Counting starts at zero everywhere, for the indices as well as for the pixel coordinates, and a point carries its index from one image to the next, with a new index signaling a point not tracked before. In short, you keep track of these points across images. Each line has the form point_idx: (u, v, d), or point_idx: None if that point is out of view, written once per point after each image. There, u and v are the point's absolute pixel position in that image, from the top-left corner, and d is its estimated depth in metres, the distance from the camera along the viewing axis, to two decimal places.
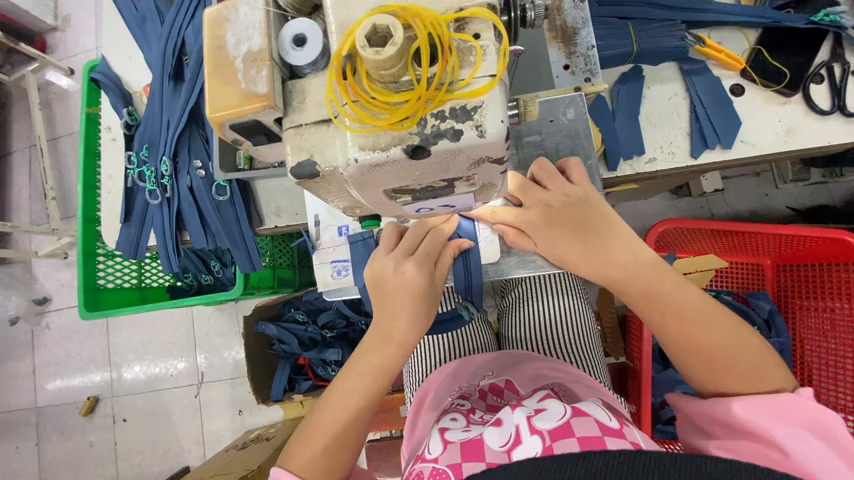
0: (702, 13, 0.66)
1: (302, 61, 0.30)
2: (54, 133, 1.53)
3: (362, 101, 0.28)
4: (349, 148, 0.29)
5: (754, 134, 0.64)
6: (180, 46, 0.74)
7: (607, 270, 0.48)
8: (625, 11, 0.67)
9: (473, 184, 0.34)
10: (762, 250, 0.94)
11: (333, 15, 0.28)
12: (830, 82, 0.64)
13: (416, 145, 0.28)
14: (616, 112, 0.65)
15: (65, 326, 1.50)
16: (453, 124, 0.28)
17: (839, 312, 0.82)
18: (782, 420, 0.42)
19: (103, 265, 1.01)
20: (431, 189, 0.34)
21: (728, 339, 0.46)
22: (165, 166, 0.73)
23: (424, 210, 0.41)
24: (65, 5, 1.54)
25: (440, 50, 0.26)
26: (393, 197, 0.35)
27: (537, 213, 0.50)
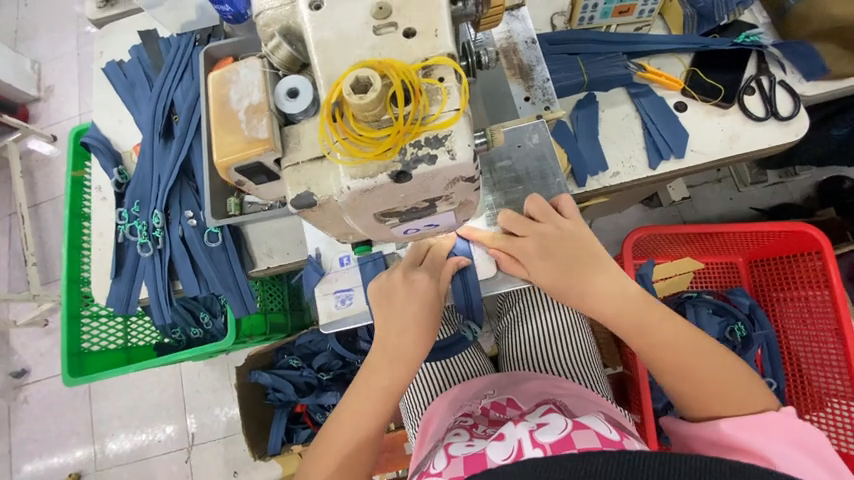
0: (639, 44, 0.74)
1: (295, 110, 0.34)
2: (35, 200, 1.54)
3: (349, 137, 0.32)
4: (341, 178, 0.32)
5: (702, 144, 0.71)
6: (169, 106, 0.79)
7: (595, 301, 0.51)
8: (571, 48, 0.75)
9: (451, 202, 0.37)
10: (734, 248, 0.99)
11: (320, 70, 0.33)
12: (761, 93, 0.72)
13: (399, 171, 0.32)
14: (578, 133, 0.71)
15: (44, 398, 1.43)
16: (428, 151, 0.32)
17: (814, 299, 0.87)
18: (771, 438, 0.45)
19: (88, 326, 0.99)
20: (416, 210, 0.37)
21: (712, 358, 0.50)
22: (156, 218, 0.75)
23: (411, 231, 0.44)
24: (48, 77, 1.60)
25: (412, 92, 0.31)
26: (383, 220, 0.38)
27: (533, 243, 0.53)
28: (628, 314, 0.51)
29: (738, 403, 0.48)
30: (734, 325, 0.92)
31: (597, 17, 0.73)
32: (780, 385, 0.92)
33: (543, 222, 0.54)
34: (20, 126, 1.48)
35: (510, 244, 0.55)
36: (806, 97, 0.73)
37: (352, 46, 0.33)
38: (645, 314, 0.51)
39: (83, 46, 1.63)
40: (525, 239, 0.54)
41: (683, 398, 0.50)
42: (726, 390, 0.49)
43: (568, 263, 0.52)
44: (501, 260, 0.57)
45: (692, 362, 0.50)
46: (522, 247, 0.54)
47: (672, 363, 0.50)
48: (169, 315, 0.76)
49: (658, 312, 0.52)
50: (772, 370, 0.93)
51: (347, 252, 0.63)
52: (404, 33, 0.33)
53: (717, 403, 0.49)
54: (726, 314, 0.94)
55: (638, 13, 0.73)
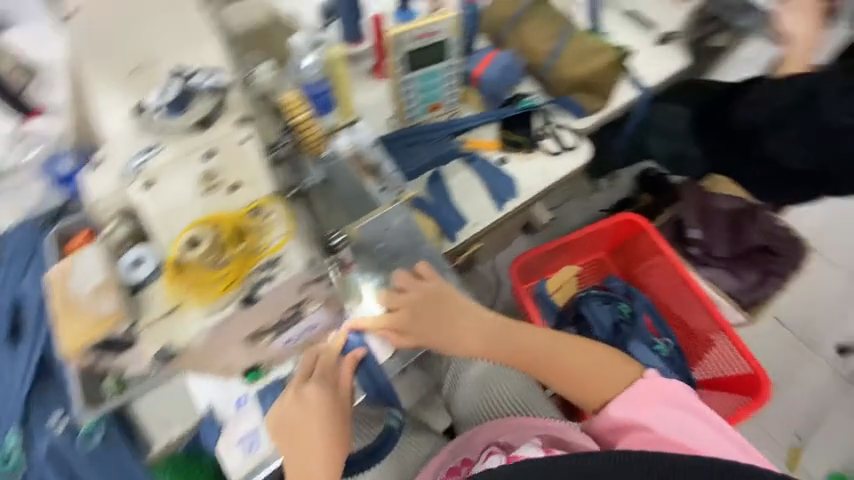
0: (455, 125, 0.91)
1: (143, 273, 0.40)
2: None
3: (194, 287, 0.40)
4: (200, 314, 0.41)
5: (527, 183, 0.89)
6: (13, 302, 0.70)
7: (453, 339, 0.65)
8: (407, 139, 0.88)
9: (312, 297, 0.46)
10: (596, 246, 1.20)
11: (162, 234, 0.39)
12: (552, 135, 0.93)
13: (249, 292, 0.41)
14: (436, 201, 0.85)
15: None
16: (268, 266, 0.41)
17: (660, 261, 1.11)
18: (640, 409, 0.62)
19: None
20: (285, 322, 0.48)
21: (585, 356, 0.67)
22: (16, 441, 0.67)
23: (284, 337, 0.52)
24: None
25: (243, 231, 0.41)
26: (262, 337, 0.47)
27: (405, 312, 0.61)
28: (513, 344, 0.67)
29: (615, 382, 0.65)
30: (621, 307, 1.10)
31: (418, 114, 0.89)
32: (674, 340, 1.10)
33: (410, 291, 0.62)
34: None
35: (391, 321, 0.62)
36: (583, 128, 0.94)
37: (186, 212, 0.39)
38: (519, 333, 0.67)
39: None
40: (400, 313, 0.61)
41: (581, 394, 0.66)
42: (604, 377, 0.66)
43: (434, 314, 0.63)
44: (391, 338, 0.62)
45: (568, 364, 0.67)
46: (401, 319, 0.62)
47: (561, 368, 0.66)
48: None
49: (539, 333, 0.68)
50: (664, 330, 1.11)
51: (239, 395, 0.62)
52: (229, 188, 0.40)
53: (599, 388, 0.65)
54: (612, 299, 1.11)
55: (446, 105, 0.90)
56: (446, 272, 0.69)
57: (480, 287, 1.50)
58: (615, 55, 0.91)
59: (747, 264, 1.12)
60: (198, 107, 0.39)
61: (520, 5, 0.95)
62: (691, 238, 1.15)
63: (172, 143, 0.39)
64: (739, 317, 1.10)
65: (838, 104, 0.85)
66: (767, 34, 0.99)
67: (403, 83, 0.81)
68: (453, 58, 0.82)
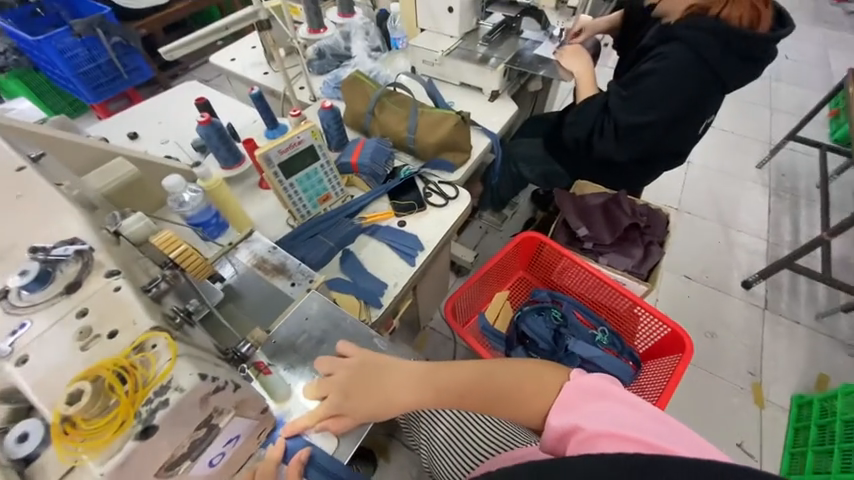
0: (350, 207, 1.00)
1: (31, 446, 0.35)
2: None
3: (84, 440, 0.33)
4: (93, 471, 0.34)
5: (428, 235, 0.99)
6: None
7: (392, 404, 0.63)
8: (310, 231, 0.95)
9: (224, 409, 0.42)
10: (513, 268, 1.33)
11: (40, 400, 0.36)
12: (435, 192, 1.08)
13: (141, 428, 0.35)
14: (353, 278, 0.91)
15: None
16: (159, 399, 0.36)
17: (567, 263, 1.24)
18: (584, 411, 0.54)
19: None
20: (196, 443, 0.40)
21: (512, 377, 0.65)
22: None
23: (216, 461, 0.45)
24: None
25: (127, 371, 0.36)
26: (173, 470, 0.39)
27: (335, 395, 0.61)
28: (440, 386, 0.65)
29: (544, 392, 0.62)
30: (553, 314, 1.20)
31: (311, 208, 0.98)
32: (607, 327, 1.22)
33: (336, 372, 0.62)
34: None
35: (325, 407, 0.60)
36: (456, 179, 1.12)
37: (65, 371, 0.37)
38: (444, 375, 0.66)
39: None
40: (330, 396, 0.61)
41: (519, 416, 0.63)
42: (534, 388, 0.63)
43: (361, 387, 0.62)
44: (330, 426, 0.60)
45: (498, 385, 0.65)
46: (333, 404, 0.60)
47: (492, 397, 0.65)
48: None
49: (464, 367, 0.68)
50: (595, 320, 1.22)
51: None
52: (110, 335, 0.39)
53: (531, 399, 0.62)
54: (543, 309, 1.21)
55: (334, 194, 1.01)
56: (375, 339, 0.69)
57: (435, 341, 1.53)
58: (457, 117, 1.09)
59: (630, 243, 1.33)
60: (62, 274, 0.42)
61: (370, 102, 1.17)
62: (581, 235, 1.35)
63: (41, 315, 0.40)
64: (641, 287, 1.26)
65: (621, 112, 1.12)
66: (561, 76, 1.29)
67: (286, 185, 0.91)
68: (325, 155, 0.95)
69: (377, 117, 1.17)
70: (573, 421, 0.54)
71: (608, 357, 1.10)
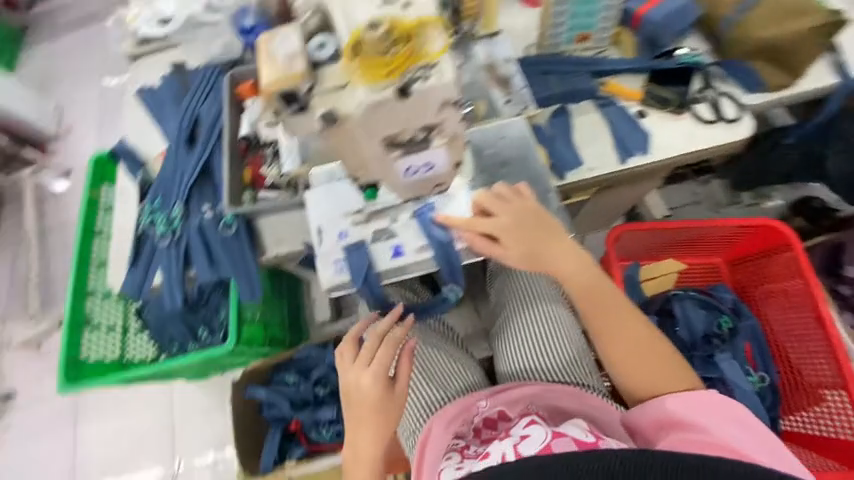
0: (602, 65, 0.84)
1: (325, 54, 0.42)
2: (44, 226, 1.75)
3: (366, 65, 0.40)
4: (361, 94, 0.40)
5: (664, 140, 0.81)
6: (195, 118, 0.88)
7: (539, 263, 0.63)
8: (546, 68, 0.84)
9: (443, 132, 0.46)
10: (714, 249, 1.07)
11: (345, 23, 0.42)
12: (708, 102, 0.83)
13: (402, 87, 0.40)
14: (555, 137, 0.81)
15: (24, 426, 1.49)
16: (421, 74, 0.40)
17: (791, 287, 0.93)
18: (699, 415, 0.60)
19: (88, 337, 1.07)
20: (413, 140, 0.46)
21: (653, 347, 0.66)
22: (176, 211, 0.85)
23: (409, 173, 0.51)
24: (68, 117, 1.91)
25: (409, 33, 0.40)
26: (388, 149, 0.46)
27: (507, 219, 0.61)
28: (597, 296, 0.66)
29: (670, 382, 0.64)
30: (719, 319, 0.99)
31: (563, 42, 0.84)
32: (772, 379, 0.96)
33: (512, 201, 0.62)
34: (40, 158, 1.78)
35: (489, 223, 0.61)
36: (750, 104, 0.84)
37: (364, 13, 0.42)
38: (601, 292, 0.67)
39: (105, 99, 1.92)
40: (496, 217, 0.61)
41: (634, 375, 0.66)
42: (664, 372, 0.65)
43: (529, 232, 0.62)
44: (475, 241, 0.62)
45: (640, 343, 0.66)
46: (496, 224, 0.61)
47: (625, 343, 0.66)
48: (180, 298, 0.85)
49: (622, 305, 0.68)
50: (762, 364, 0.96)
51: (360, 241, 0.64)
52: (403, 6, 0.42)
53: (656, 375, 0.65)
54: (712, 308, 1.00)
55: (595, 39, 0.84)
56: (549, 195, 0.65)
57: None
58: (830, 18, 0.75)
59: None
60: None
61: None
62: None
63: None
64: None
65: None
66: None
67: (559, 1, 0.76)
68: None
69: None
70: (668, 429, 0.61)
71: (751, 402, 0.89)
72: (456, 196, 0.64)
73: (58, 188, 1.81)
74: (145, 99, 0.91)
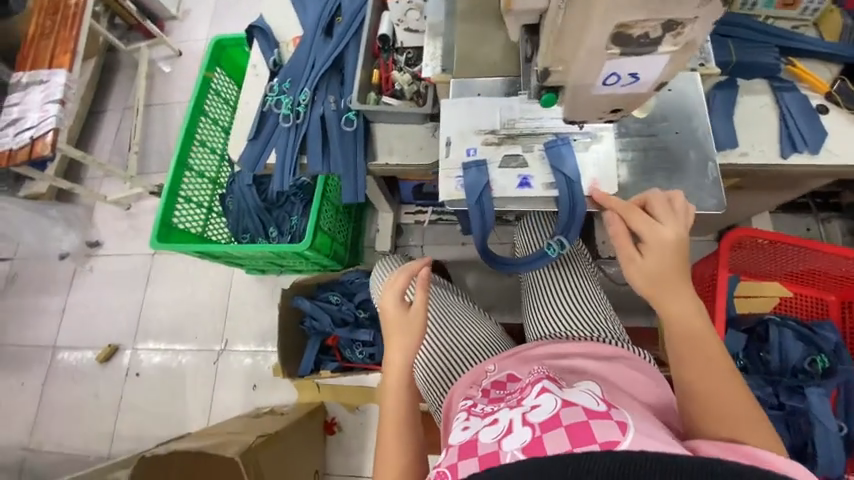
0: (793, 41, 0.73)
1: None
2: (149, 101, 1.90)
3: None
4: None
5: (838, 146, 0.71)
6: (336, 9, 0.89)
7: (660, 270, 0.51)
8: (727, 31, 0.74)
9: (681, 42, 0.34)
10: (831, 285, 0.96)
11: None
12: None
13: None
14: (711, 112, 0.72)
15: (107, 271, 1.69)
16: None
17: None
18: (771, 461, 0.42)
19: (178, 208, 1.40)
20: (643, 42, 0.34)
21: (735, 392, 0.48)
22: (304, 95, 0.84)
23: (605, 86, 0.40)
24: (187, 2, 2.00)
25: None
26: (607, 47, 0.35)
27: (670, 232, 0.52)
28: (689, 337, 0.50)
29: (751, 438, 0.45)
30: (815, 356, 0.89)
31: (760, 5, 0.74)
32: None
33: (668, 213, 0.53)
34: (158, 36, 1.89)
35: (640, 220, 0.53)
36: None
37: None
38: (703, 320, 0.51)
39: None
40: (661, 224, 0.52)
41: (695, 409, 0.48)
42: (742, 425, 0.46)
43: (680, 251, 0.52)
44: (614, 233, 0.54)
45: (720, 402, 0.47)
46: (647, 226, 0.52)
47: (697, 373, 0.49)
48: (288, 183, 0.84)
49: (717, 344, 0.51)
50: (846, 415, 0.87)
51: (487, 161, 0.62)
52: None
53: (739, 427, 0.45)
54: (808, 342, 0.90)
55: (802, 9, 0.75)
56: (708, 163, 0.58)
57: None
58: None
59: None
60: None
61: None
62: None
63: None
64: None
65: None
66: None
67: None
68: None
69: None
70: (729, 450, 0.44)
71: (829, 448, 0.81)
72: (605, 145, 0.59)
73: (166, 69, 1.94)
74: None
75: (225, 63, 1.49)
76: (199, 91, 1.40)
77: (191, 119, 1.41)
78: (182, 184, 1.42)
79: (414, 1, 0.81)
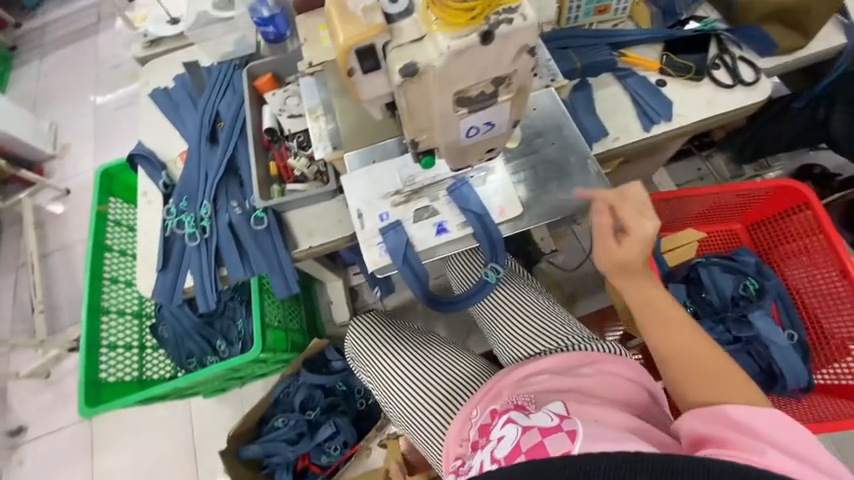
0: (618, 36, 0.86)
1: (398, 11, 0.35)
2: (45, 250, 1.72)
3: (446, 17, 0.32)
4: (441, 42, 0.32)
5: (685, 107, 0.83)
6: (214, 115, 0.88)
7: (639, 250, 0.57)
8: (565, 42, 0.85)
9: (514, 87, 0.38)
10: (732, 215, 1.08)
11: None
12: (725, 67, 0.85)
13: (485, 32, 0.32)
14: (579, 111, 0.81)
15: (38, 457, 1.43)
16: (504, 17, 0.32)
17: (814, 246, 0.94)
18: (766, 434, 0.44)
19: (104, 361, 1.25)
20: (483, 96, 0.37)
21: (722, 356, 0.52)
22: (205, 209, 0.81)
23: (470, 137, 0.43)
24: (63, 138, 1.89)
25: None
26: (455, 109, 0.38)
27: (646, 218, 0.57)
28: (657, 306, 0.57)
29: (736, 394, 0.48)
30: (745, 281, 0.99)
31: (582, 16, 0.87)
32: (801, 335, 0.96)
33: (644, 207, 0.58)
34: (38, 180, 1.75)
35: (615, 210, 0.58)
36: (765, 69, 0.87)
37: None
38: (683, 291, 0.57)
39: (100, 117, 1.90)
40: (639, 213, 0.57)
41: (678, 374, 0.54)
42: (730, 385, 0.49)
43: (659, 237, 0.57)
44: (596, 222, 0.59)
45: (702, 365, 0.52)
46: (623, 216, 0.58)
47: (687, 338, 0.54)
48: (214, 301, 0.78)
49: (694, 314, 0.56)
50: (790, 322, 0.97)
51: (401, 221, 0.63)
52: None
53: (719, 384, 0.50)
54: (736, 272, 1.00)
55: (613, 12, 0.87)
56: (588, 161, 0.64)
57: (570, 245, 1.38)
58: None
59: None
60: None
61: None
62: None
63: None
64: None
65: None
66: None
67: None
68: None
69: None
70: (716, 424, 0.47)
71: (787, 359, 0.90)
72: (499, 174, 0.64)
73: (57, 210, 1.78)
74: (166, 106, 0.92)
75: (119, 190, 1.38)
76: (93, 229, 1.29)
77: (93, 260, 1.29)
78: (101, 332, 1.27)
79: (288, 89, 0.85)
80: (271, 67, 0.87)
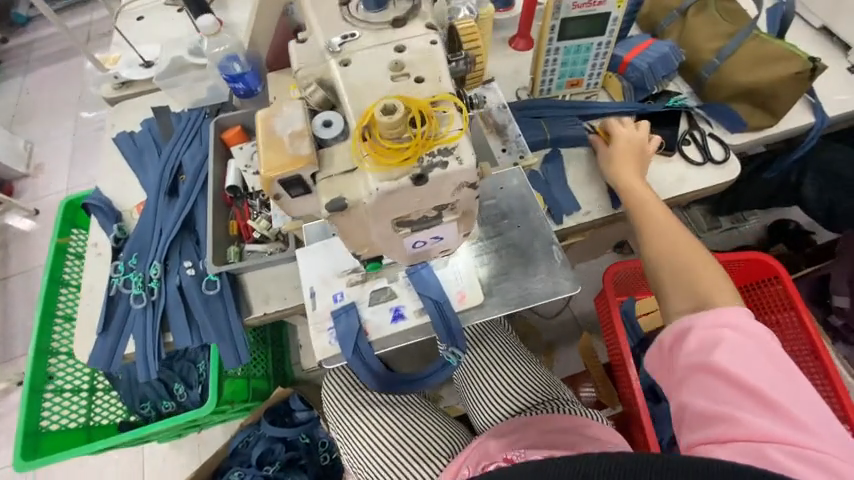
0: (590, 108, 0.85)
1: (332, 137, 0.39)
2: (6, 273, 1.63)
3: (377, 150, 0.37)
4: (372, 182, 0.37)
5: (655, 181, 0.83)
6: (177, 167, 0.85)
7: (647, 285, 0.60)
8: (538, 112, 0.84)
9: (456, 211, 0.42)
10: None
11: (352, 107, 0.38)
12: (695, 142, 0.86)
13: (418, 174, 0.36)
14: (550, 181, 0.80)
15: None
16: (438, 160, 0.37)
17: (786, 320, 0.93)
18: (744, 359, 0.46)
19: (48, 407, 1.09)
20: (425, 219, 0.41)
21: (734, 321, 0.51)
22: (155, 269, 0.77)
23: (417, 248, 0.45)
24: (38, 156, 1.82)
25: (424, 117, 0.37)
26: (396, 229, 0.41)
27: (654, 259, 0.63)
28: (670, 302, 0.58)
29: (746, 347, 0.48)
30: None
31: (555, 88, 0.87)
32: None
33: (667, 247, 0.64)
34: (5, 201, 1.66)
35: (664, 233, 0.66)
36: (734, 145, 0.88)
37: (377, 88, 0.39)
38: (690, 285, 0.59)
39: (78, 137, 1.85)
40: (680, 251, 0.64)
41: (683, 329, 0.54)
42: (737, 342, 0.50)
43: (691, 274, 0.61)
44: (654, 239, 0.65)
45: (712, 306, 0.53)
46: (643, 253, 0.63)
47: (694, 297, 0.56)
48: (156, 369, 0.73)
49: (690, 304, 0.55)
50: None
51: (355, 303, 0.59)
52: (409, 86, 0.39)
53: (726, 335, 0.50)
54: None
55: (585, 85, 0.88)
56: (553, 248, 0.62)
57: None
58: (805, 65, 0.81)
59: None
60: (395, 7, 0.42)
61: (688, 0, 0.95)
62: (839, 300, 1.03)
63: (368, 33, 0.41)
64: None
65: None
66: None
67: (552, 48, 0.79)
68: (611, 35, 0.79)
69: (686, 20, 0.95)
70: (713, 331, 0.49)
71: None
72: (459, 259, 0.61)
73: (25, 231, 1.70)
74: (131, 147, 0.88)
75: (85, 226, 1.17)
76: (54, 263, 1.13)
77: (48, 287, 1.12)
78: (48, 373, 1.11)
79: (256, 145, 0.82)
80: (241, 119, 0.84)
